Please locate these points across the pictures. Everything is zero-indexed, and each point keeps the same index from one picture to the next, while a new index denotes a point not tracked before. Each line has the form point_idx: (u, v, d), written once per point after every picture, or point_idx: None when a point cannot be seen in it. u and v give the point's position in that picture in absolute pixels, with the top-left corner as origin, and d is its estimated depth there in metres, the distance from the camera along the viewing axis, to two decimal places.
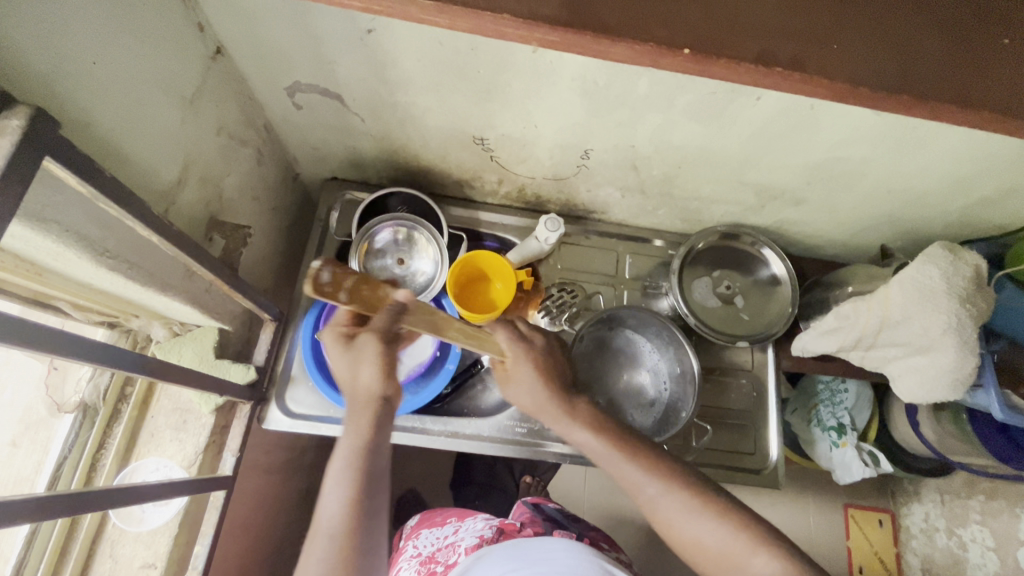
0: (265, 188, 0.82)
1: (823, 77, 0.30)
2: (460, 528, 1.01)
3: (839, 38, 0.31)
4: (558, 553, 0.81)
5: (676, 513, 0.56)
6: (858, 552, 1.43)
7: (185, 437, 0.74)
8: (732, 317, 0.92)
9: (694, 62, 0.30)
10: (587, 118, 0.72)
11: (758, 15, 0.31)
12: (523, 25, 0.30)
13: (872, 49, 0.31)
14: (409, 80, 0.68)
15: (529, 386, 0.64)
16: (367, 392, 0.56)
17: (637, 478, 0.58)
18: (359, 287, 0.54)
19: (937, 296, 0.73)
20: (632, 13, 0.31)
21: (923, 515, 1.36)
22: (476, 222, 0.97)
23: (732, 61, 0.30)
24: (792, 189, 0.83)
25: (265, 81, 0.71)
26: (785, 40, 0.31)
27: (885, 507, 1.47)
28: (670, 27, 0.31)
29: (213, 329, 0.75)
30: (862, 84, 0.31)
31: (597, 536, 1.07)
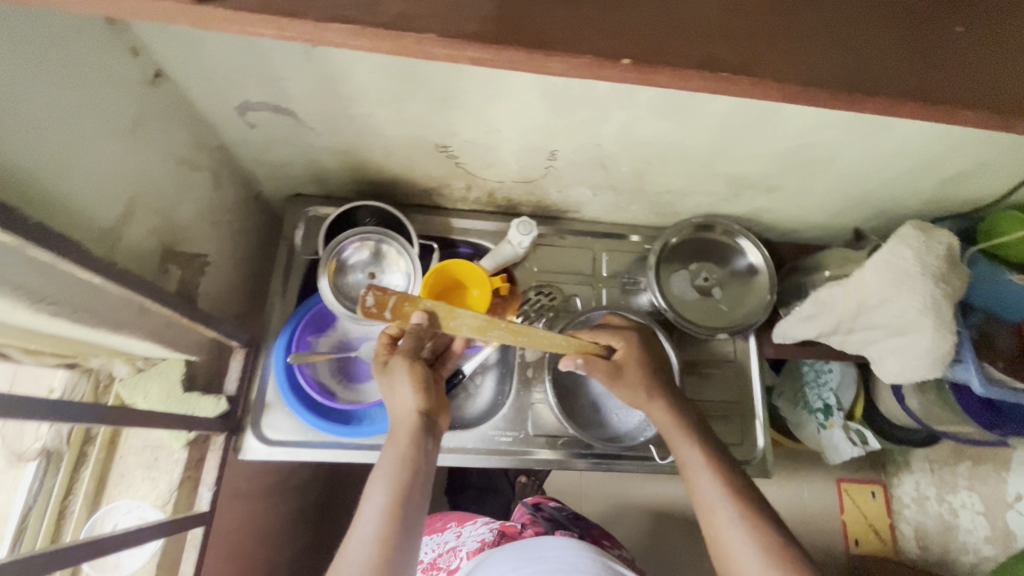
0: (224, 212, 0.79)
1: (773, 77, 0.32)
2: (461, 532, 1.00)
3: (795, 38, 0.32)
4: (561, 552, 0.80)
5: (734, 533, 0.61)
6: (852, 524, 1.46)
7: (156, 475, 0.71)
8: (711, 309, 0.91)
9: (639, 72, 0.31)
10: (550, 120, 0.70)
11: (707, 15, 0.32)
12: (454, 47, 0.31)
13: (830, 49, 0.33)
14: (362, 92, 0.66)
15: (626, 378, 0.73)
16: (405, 413, 0.67)
17: (712, 491, 0.65)
18: (400, 306, 0.68)
19: (913, 276, 0.73)
20: (573, 25, 0.31)
21: (913, 485, 1.38)
22: (448, 229, 0.95)
23: (680, 69, 0.31)
24: (764, 177, 0.82)
25: (213, 101, 0.67)
26: (743, 43, 0.32)
27: (876, 478, 1.49)
28: (620, 36, 0.31)
29: (179, 361, 0.72)
30: (809, 86, 0.31)
31: (600, 533, 1.07)
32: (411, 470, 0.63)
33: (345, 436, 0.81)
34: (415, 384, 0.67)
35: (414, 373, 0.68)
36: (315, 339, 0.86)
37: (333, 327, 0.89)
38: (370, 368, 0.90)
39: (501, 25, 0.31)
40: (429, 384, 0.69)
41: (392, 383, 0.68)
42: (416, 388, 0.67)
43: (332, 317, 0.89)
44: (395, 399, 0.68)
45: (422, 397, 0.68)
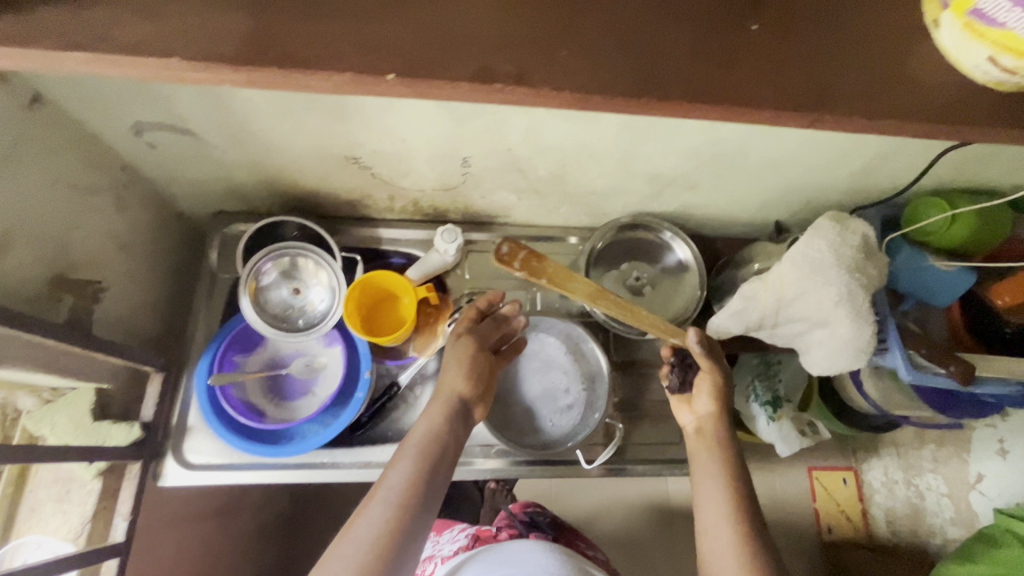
0: (135, 234, 0.78)
1: (525, 83, 0.36)
2: (438, 540, 1.00)
3: (551, 51, 0.38)
4: (531, 556, 0.79)
5: (716, 531, 0.70)
6: (824, 514, 1.31)
7: (69, 507, 0.70)
8: (640, 308, 0.92)
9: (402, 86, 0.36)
10: (453, 126, 0.69)
11: (459, 30, 0.37)
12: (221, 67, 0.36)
13: (578, 50, 0.38)
14: (253, 109, 0.64)
15: (701, 401, 0.80)
16: (449, 391, 0.71)
17: (715, 497, 0.72)
18: (530, 261, 0.68)
19: (827, 269, 0.73)
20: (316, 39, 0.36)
21: (881, 470, 1.31)
22: (377, 240, 0.94)
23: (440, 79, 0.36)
24: (683, 174, 0.82)
25: (105, 122, 0.66)
26: (498, 57, 0.37)
27: (847, 464, 1.33)
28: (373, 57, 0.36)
29: (89, 390, 0.71)
30: (560, 87, 0.37)
31: (575, 537, 1.06)
32: (439, 445, 0.65)
33: (271, 456, 0.80)
34: (467, 367, 0.72)
35: (470, 357, 0.73)
36: (240, 360, 0.85)
37: (261, 345, 0.88)
38: (301, 386, 0.88)
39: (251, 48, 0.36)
40: (480, 372, 0.73)
41: (451, 358, 0.73)
42: (461, 369, 0.72)
43: (258, 336, 0.87)
44: (446, 374, 0.72)
45: (466, 380, 0.72)
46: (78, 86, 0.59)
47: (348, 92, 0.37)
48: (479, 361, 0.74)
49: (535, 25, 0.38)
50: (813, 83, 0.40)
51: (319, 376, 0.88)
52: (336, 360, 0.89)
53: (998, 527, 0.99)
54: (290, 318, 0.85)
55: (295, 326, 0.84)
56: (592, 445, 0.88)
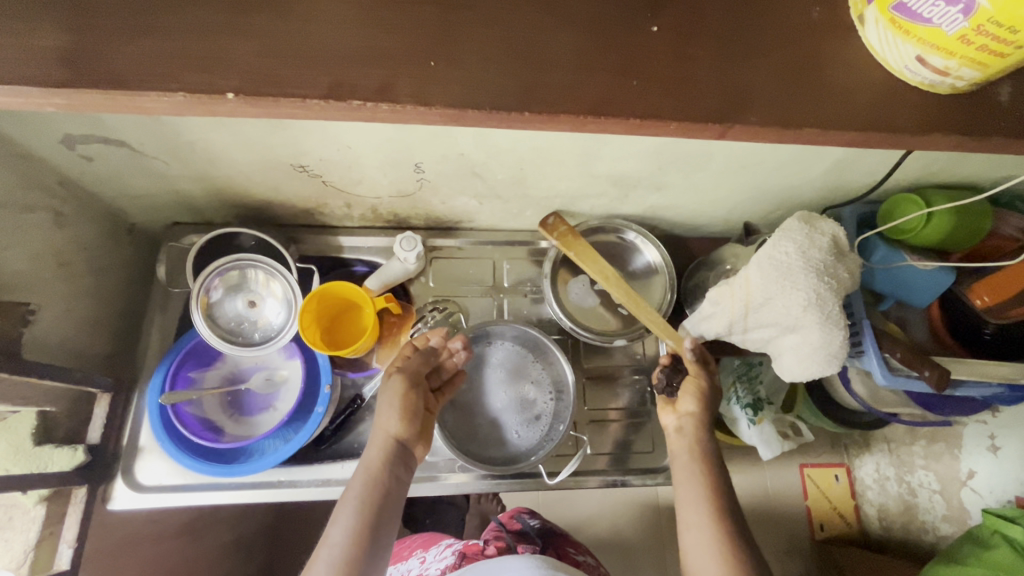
0: (78, 250, 0.75)
1: (380, 101, 0.40)
2: (425, 559, 0.99)
3: (422, 66, 0.41)
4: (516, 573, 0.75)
5: (697, 538, 0.68)
6: (817, 512, 1.31)
7: (9, 536, 0.65)
8: (608, 313, 0.90)
9: (245, 102, 0.39)
10: (398, 133, 0.66)
11: (325, 43, 0.40)
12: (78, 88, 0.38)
13: (435, 74, 0.41)
14: (183, 118, 0.61)
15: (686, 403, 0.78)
16: (384, 435, 0.69)
17: (695, 501, 0.70)
18: None
19: (795, 272, 0.69)
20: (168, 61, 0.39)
21: (872, 467, 1.28)
22: (337, 249, 0.91)
23: (294, 94, 0.39)
24: (647, 175, 0.79)
25: (32, 137, 0.63)
26: (357, 73, 0.40)
27: (839, 461, 1.34)
28: (218, 77, 0.39)
29: (30, 413, 0.67)
30: (408, 100, 0.40)
31: (564, 541, 1.04)
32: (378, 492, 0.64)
33: (225, 476, 0.78)
34: (400, 410, 0.71)
35: (403, 399, 0.72)
36: (196, 376, 0.83)
37: (219, 360, 0.86)
38: (261, 401, 0.86)
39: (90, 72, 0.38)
40: (416, 411, 0.72)
41: (387, 398, 0.72)
42: (397, 412, 0.71)
43: (214, 351, 0.85)
44: (381, 416, 0.71)
45: (402, 420, 0.71)
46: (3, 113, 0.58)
47: (187, 111, 0.40)
48: (413, 398, 0.73)
49: (386, 45, 0.41)
50: (729, 91, 0.43)
51: (280, 391, 0.86)
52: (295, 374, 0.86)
53: (986, 528, 0.94)
54: (244, 332, 0.82)
55: (249, 340, 0.81)
56: (563, 456, 0.86)
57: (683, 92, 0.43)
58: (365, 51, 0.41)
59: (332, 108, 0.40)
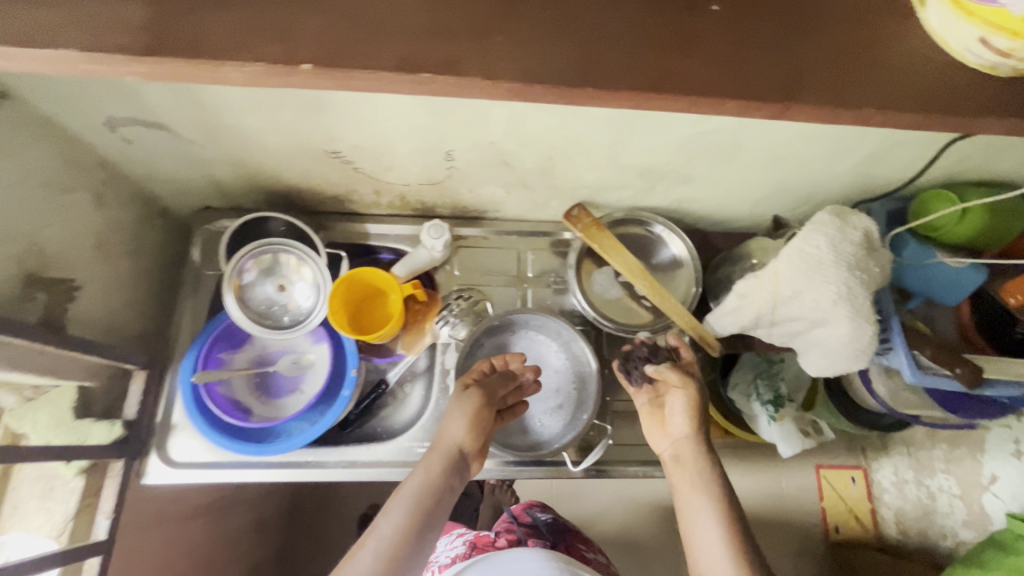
0: (116, 231, 0.77)
1: (461, 73, 0.40)
2: (435, 548, 1.02)
3: (500, 37, 0.41)
4: (525, 563, 0.78)
5: (711, 562, 0.64)
6: (833, 514, 1.25)
7: (52, 505, 0.70)
8: (632, 305, 0.90)
9: (328, 74, 0.40)
10: (432, 119, 0.67)
11: (403, 23, 0.41)
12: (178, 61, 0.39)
13: (508, 51, 0.41)
14: (226, 102, 0.63)
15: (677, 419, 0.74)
16: (448, 442, 0.72)
17: (706, 522, 0.66)
18: None
19: (826, 266, 0.69)
20: (252, 32, 0.40)
21: (891, 469, 1.25)
22: (364, 236, 0.92)
23: (376, 70, 0.40)
24: (675, 167, 0.78)
25: (77, 118, 0.65)
26: (437, 49, 0.41)
27: (856, 463, 1.26)
28: (296, 50, 0.39)
29: (71, 387, 0.70)
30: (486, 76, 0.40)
31: (575, 536, 1.05)
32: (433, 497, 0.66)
33: (255, 455, 0.79)
34: (467, 420, 0.73)
35: (474, 412, 0.73)
36: (226, 356, 0.85)
37: (248, 342, 0.87)
38: (288, 383, 0.87)
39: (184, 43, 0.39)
40: (483, 426, 0.74)
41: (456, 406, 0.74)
42: (462, 421, 0.73)
43: (243, 333, 0.87)
44: (449, 420, 0.73)
45: (468, 432, 0.72)
46: (39, 82, 0.58)
47: (266, 83, 0.40)
48: (483, 412, 0.74)
49: (459, 28, 0.41)
50: (786, 70, 0.43)
51: (306, 374, 0.87)
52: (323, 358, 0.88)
53: (1010, 534, 0.92)
54: (274, 315, 0.84)
55: (279, 324, 0.83)
56: (584, 446, 0.86)
57: (741, 69, 0.43)
58: (418, 32, 0.42)
59: (401, 81, 0.40)
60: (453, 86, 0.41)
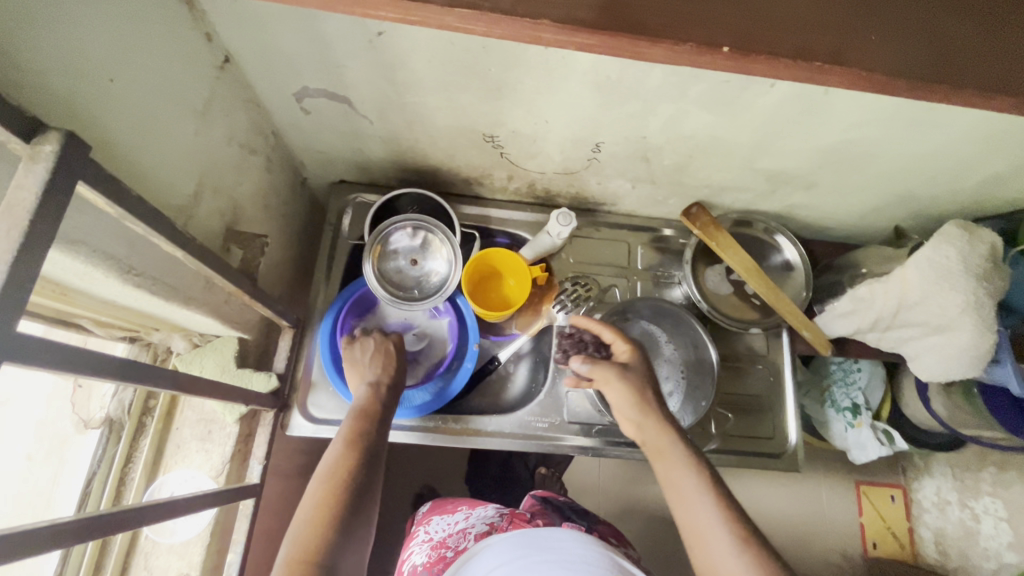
0: (275, 195, 0.81)
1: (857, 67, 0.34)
2: (471, 514, 0.90)
3: (876, 30, 0.34)
4: (566, 543, 0.69)
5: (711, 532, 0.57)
6: (871, 530, 1.31)
7: (211, 447, 0.74)
8: (742, 303, 0.94)
9: (735, 60, 0.33)
10: (599, 112, 0.71)
11: (794, 12, 0.34)
12: (563, 30, 0.33)
13: (906, 38, 0.35)
14: (418, 82, 0.67)
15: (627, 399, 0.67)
16: (357, 404, 0.73)
17: (699, 509, 0.58)
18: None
19: (956, 275, 0.73)
20: (666, 15, 0.33)
21: (933, 489, 1.29)
22: (487, 219, 0.96)
23: (771, 56, 0.33)
24: (804, 174, 0.82)
25: (274, 88, 0.69)
26: (824, 35, 0.34)
27: (896, 482, 1.34)
28: (709, 28, 0.34)
29: (233, 339, 0.75)
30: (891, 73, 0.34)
31: (607, 530, 0.94)
32: (359, 428, 0.70)
33: None
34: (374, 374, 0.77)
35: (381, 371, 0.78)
36: (357, 323, 0.88)
37: (374, 311, 0.90)
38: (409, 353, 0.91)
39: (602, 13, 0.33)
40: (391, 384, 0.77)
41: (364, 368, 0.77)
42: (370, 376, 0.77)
43: (373, 302, 0.90)
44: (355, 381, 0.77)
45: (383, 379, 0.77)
46: (257, 53, 0.62)
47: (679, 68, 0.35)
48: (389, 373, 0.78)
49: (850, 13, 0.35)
50: None
51: (427, 345, 0.91)
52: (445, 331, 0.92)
53: None
54: (407, 287, 0.88)
55: (411, 295, 0.87)
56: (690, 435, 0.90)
57: None
58: None
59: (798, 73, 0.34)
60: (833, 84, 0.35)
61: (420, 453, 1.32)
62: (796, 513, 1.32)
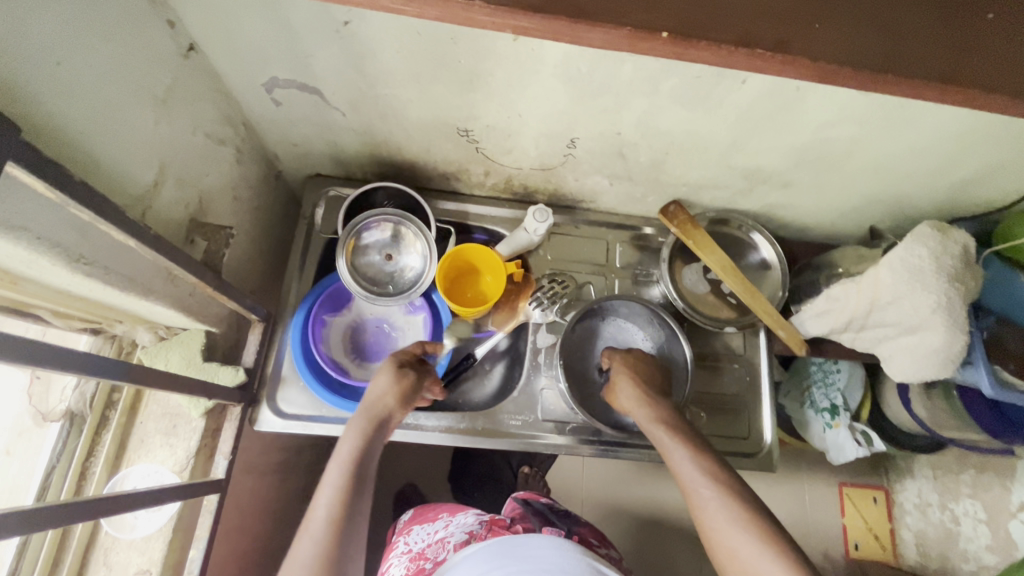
0: (246, 187, 0.80)
1: (803, 55, 0.33)
2: (450, 522, 0.88)
3: (821, 19, 0.34)
4: (544, 551, 0.68)
5: (726, 522, 0.59)
6: (852, 530, 1.32)
7: (175, 441, 0.73)
8: (718, 302, 0.94)
9: (674, 44, 0.33)
10: (572, 106, 0.70)
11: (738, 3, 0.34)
12: (498, 13, 0.33)
13: (854, 25, 0.34)
14: (389, 73, 0.66)
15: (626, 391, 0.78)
16: (373, 407, 0.71)
17: (704, 493, 0.63)
18: None
19: (927, 275, 0.73)
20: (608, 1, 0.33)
21: (916, 491, 1.26)
22: (464, 214, 0.96)
23: (712, 42, 0.33)
24: (781, 172, 0.82)
25: (242, 77, 0.68)
26: (768, 24, 0.34)
27: (878, 483, 1.35)
28: (650, 12, 0.33)
29: (200, 332, 0.74)
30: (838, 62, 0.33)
31: (588, 531, 0.92)
32: (372, 433, 0.69)
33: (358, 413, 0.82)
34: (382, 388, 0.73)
35: (387, 385, 0.74)
36: (330, 318, 0.87)
37: (348, 306, 0.90)
38: (383, 349, 0.90)
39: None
40: (409, 388, 0.75)
41: (387, 370, 0.75)
42: (377, 390, 0.73)
43: (347, 297, 0.90)
44: (376, 383, 0.74)
45: (392, 396, 0.73)
46: (222, 41, 0.61)
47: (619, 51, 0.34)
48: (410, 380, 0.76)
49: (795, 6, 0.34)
50: None
51: (401, 341, 0.90)
52: (418, 327, 0.91)
53: None
54: (381, 282, 0.87)
55: (385, 290, 0.86)
56: None
57: None
58: None
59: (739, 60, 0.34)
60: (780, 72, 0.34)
61: (400, 451, 1.31)
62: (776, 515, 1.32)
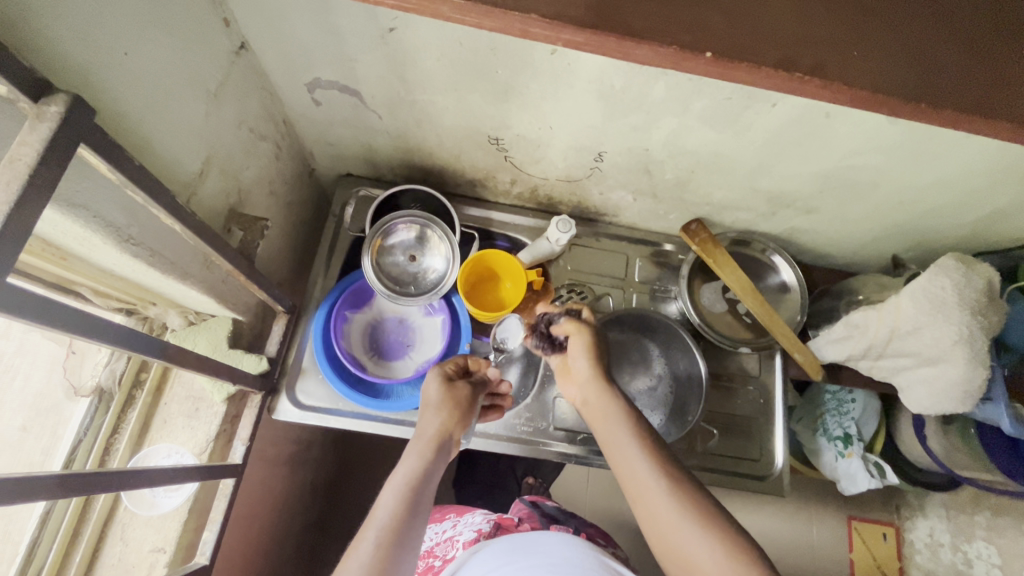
0: (281, 182, 0.83)
1: (839, 79, 0.35)
2: (458, 521, 0.89)
3: (858, 46, 0.35)
4: (554, 546, 0.70)
5: (668, 513, 0.56)
6: (860, 567, 1.29)
7: (197, 424, 0.76)
8: (735, 322, 0.95)
9: (715, 64, 0.35)
10: (602, 121, 0.72)
11: (780, 29, 0.35)
12: (549, 26, 0.34)
13: (890, 56, 0.36)
14: (428, 81, 0.69)
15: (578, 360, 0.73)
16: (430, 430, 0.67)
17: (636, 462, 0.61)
18: None
19: (948, 308, 0.73)
20: (653, 19, 0.35)
21: (927, 530, 1.22)
22: (488, 221, 0.97)
23: (753, 64, 0.35)
24: (805, 197, 0.83)
25: (287, 77, 0.71)
26: (808, 49, 0.35)
27: (889, 520, 1.32)
28: (694, 32, 0.35)
29: (227, 320, 0.76)
30: (875, 90, 0.35)
31: (595, 531, 0.92)
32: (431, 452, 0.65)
33: (372, 408, 0.84)
34: (440, 409, 0.69)
35: (442, 403, 0.70)
36: (352, 314, 0.89)
37: (370, 304, 0.91)
38: (400, 347, 0.91)
39: (593, 12, 0.34)
40: (459, 404, 0.71)
41: (436, 381, 0.73)
42: (433, 409, 0.70)
43: (370, 295, 0.91)
44: (432, 402, 0.71)
45: (449, 417, 0.69)
46: (271, 42, 0.64)
47: (661, 69, 0.35)
48: (461, 399, 0.72)
49: (836, 29, 0.36)
50: None
51: (419, 341, 0.92)
52: (437, 328, 0.91)
53: None
54: (404, 282, 0.89)
55: (407, 290, 0.88)
56: (675, 450, 0.89)
57: None
58: None
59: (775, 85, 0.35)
60: (814, 96, 0.35)
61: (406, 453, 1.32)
62: (780, 544, 1.30)
